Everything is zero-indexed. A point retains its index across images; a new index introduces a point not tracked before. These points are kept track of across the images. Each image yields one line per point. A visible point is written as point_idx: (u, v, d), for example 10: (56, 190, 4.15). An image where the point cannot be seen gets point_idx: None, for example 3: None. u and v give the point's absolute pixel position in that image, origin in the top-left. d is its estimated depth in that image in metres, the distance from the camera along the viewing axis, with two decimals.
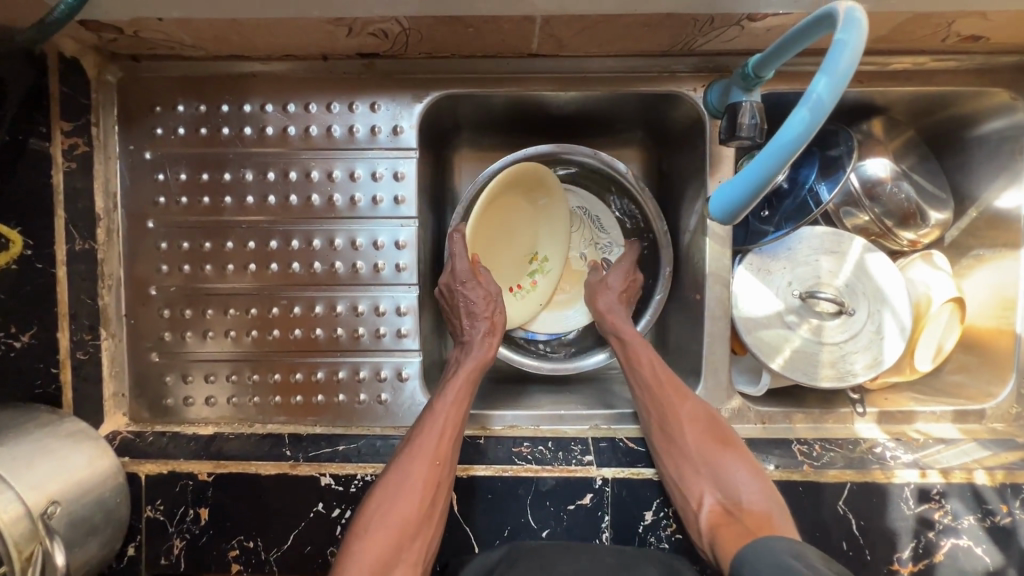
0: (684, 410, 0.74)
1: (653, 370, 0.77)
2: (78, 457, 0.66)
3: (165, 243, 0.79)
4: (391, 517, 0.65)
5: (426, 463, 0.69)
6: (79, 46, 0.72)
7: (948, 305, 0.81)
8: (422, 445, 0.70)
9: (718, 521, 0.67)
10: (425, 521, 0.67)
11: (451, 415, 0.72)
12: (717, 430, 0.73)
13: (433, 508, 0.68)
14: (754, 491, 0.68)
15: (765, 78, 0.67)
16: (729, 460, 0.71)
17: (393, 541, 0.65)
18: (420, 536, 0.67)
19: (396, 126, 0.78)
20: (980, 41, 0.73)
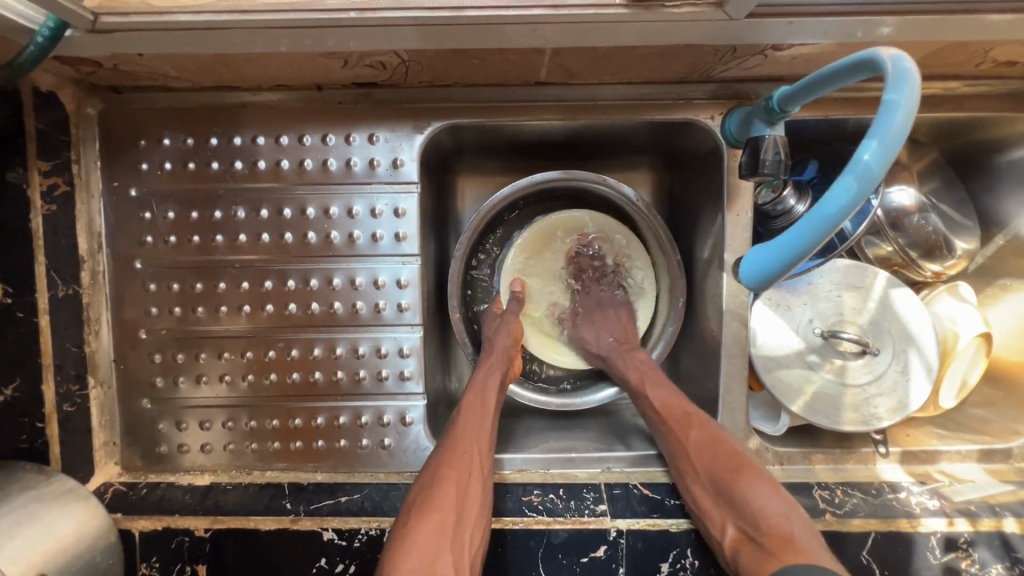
0: (694, 435, 0.70)
1: (663, 400, 0.74)
2: (65, 521, 0.62)
3: (154, 284, 0.75)
4: (429, 514, 0.61)
5: (458, 460, 0.67)
6: (56, 79, 0.67)
7: (975, 340, 0.78)
8: (456, 443, 0.69)
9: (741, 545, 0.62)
10: (466, 515, 0.63)
11: (474, 415, 0.72)
12: (733, 448, 0.68)
13: (470, 503, 0.64)
14: (771, 507, 0.61)
15: (790, 112, 0.62)
16: (750, 480, 0.64)
17: (434, 539, 0.59)
18: (463, 533, 0.61)
19: (395, 159, 0.74)
20: (1016, 66, 0.68)
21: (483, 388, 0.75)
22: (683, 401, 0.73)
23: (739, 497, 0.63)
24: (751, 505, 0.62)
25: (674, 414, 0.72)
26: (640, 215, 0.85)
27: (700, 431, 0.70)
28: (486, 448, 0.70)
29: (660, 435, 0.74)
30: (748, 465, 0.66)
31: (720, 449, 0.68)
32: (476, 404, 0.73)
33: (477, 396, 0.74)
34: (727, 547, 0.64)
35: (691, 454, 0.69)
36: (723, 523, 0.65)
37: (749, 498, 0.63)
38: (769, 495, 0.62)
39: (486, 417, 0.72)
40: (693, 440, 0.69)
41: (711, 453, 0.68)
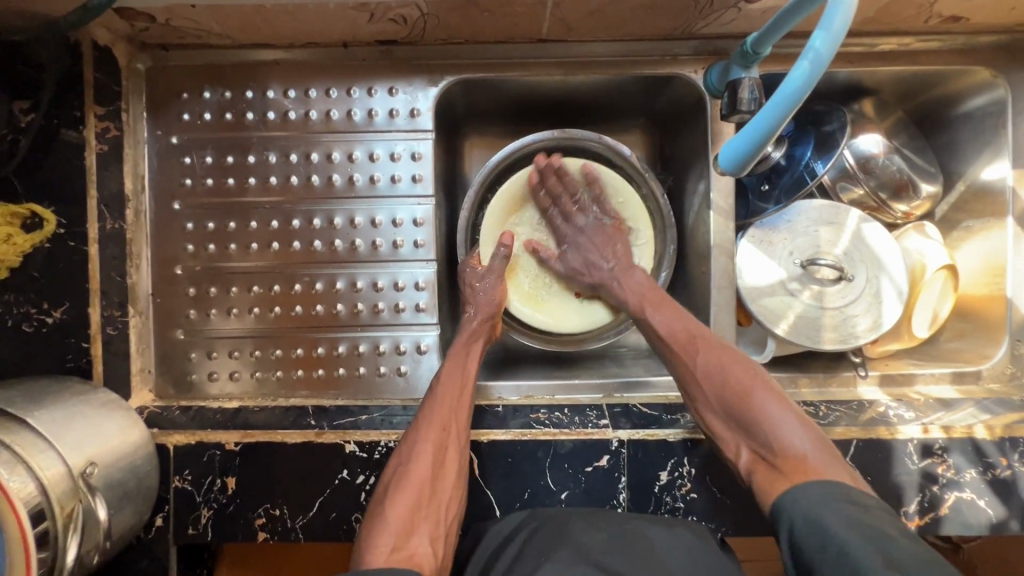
0: (701, 358, 0.71)
1: (667, 326, 0.75)
2: (111, 425, 0.67)
3: (191, 224, 0.82)
4: (407, 485, 0.66)
5: (435, 431, 0.70)
6: (113, 35, 0.76)
7: (941, 272, 0.85)
8: (434, 415, 0.72)
9: (756, 466, 0.64)
10: (442, 484, 0.67)
11: (452, 381, 0.76)
12: (749, 370, 0.68)
13: (447, 471, 0.68)
14: (791, 432, 0.62)
15: (763, 55, 0.71)
16: (766, 400, 0.65)
17: (411, 507, 0.64)
18: (439, 500, 0.66)
19: (413, 109, 0.82)
20: (959, 21, 0.78)
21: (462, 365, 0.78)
22: (689, 322, 0.74)
23: (756, 416, 0.65)
24: (768, 425, 0.64)
25: (684, 340, 0.73)
26: (634, 171, 0.92)
27: (709, 355, 0.70)
28: (464, 417, 0.73)
29: (665, 358, 0.75)
30: (757, 387, 0.67)
31: (730, 371, 0.68)
32: (453, 382, 0.75)
33: (458, 366, 0.78)
34: (744, 467, 0.66)
35: (700, 380, 0.70)
36: (738, 446, 0.67)
37: (762, 417, 0.65)
38: (786, 414, 0.64)
39: (464, 388, 0.75)
40: (700, 367, 0.70)
41: (720, 376, 0.69)
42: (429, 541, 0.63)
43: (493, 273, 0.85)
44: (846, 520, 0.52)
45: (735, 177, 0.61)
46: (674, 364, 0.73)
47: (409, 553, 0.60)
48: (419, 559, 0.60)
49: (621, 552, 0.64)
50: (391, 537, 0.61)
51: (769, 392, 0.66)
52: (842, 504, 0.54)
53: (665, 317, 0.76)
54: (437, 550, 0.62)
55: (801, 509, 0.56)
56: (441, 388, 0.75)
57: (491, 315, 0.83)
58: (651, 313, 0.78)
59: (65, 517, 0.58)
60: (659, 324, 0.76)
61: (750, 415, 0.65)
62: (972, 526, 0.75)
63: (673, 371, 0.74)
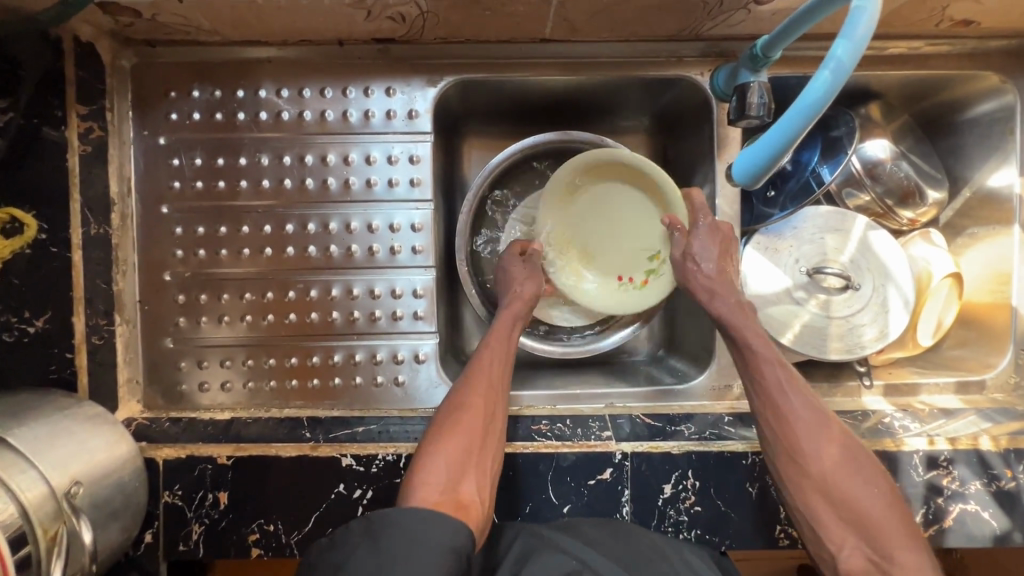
0: (832, 447, 0.63)
1: (799, 401, 0.65)
2: (97, 440, 0.65)
3: (180, 228, 0.79)
4: (457, 433, 0.64)
5: (482, 389, 0.68)
6: (96, 31, 0.72)
7: (947, 280, 0.84)
8: (480, 369, 0.70)
9: (861, 573, 0.58)
10: (490, 437, 0.66)
11: (499, 349, 0.73)
12: (869, 468, 0.62)
13: (494, 425, 0.67)
14: (913, 552, 0.56)
15: (773, 58, 0.69)
16: (885, 509, 0.60)
17: (460, 452, 0.62)
18: (486, 453, 0.64)
19: (411, 110, 0.80)
20: (971, 25, 0.76)
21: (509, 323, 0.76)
22: (807, 402, 0.65)
23: (877, 526, 0.59)
24: (890, 540, 0.58)
25: (796, 419, 0.64)
26: None
27: (837, 444, 0.63)
28: (506, 380, 0.71)
29: (773, 434, 0.65)
30: (884, 495, 0.60)
31: (851, 468, 0.62)
32: (500, 338, 0.74)
33: (501, 334, 0.75)
34: (841, 566, 0.59)
35: (816, 470, 0.62)
36: (843, 543, 0.60)
37: (881, 527, 0.59)
38: (901, 530, 0.58)
39: (508, 354, 0.73)
40: (830, 456, 0.62)
41: (843, 473, 0.61)
42: (478, 488, 0.61)
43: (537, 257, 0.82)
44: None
45: (749, 187, 0.60)
46: (779, 442, 0.65)
47: (457, 496, 0.59)
48: (467, 502, 0.58)
49: (621, 565, 0.61)
50: (442, 479, 0.60)
51: (888, 501, 0.60)
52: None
53: (786, 383, 0.66)
54: (484, 497, 0.61)
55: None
56: (488, 347, 0.73)
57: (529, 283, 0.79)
58: (764, 370, 0.67)
59: (48, 540, 0.55)
60: (783, 395, 0.65)
61: (870, 523, 0.59)
62: (976, 538, 0.74)
63: (772, 449, 0.65)
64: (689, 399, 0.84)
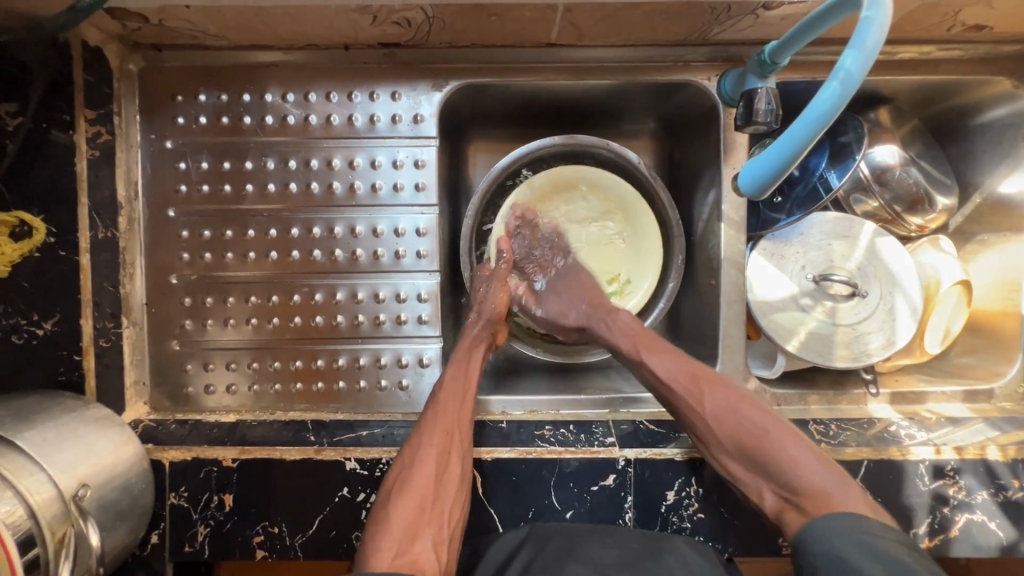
0: (719, 399, 0.69)
1: (674, 366, 0.73)
2: (104, 443, 0.65)
3: (186, 231, 0.80)
4: (411, 489, 0.65)
5: (438, 436, 0.69)
6: (104, 35, 0.73)
7: (955, 287, 0.84)
8: (437, 419, 0.70)
9: (778, 506, 0.64)
10: (447, 490, 0.66)
11: (454, 393, 0.73)
12: (758, 408, 0.68)
13: (450, 478, 0.67)
14: (813, 471, 0.62)
15: (781, 65, 0.69)
16: (779, 439, 0.66)
17: (415, 512, 0.63)
18: (443, 504, 0.65)
19: (416, 115, 0.80)
20: (983, 30, 0.75)
21: (466, 365, 0.77)
22: (692, 364, 0.72)
23: (777, 457, 0.65)
24: (787, 465, 0.64)
25: (688, 384, 0.71)
26: (642, 179, 0.90)
27: (723, 395, 0.70)
28: (467, 424, 0.72)
29: (668, 401, 0.73)
30: (772, 424, 0.67)
31: (742, 412, 0.68)
32: (453, 385, 0.74)
33: (461, 371, 0.76)
34: (767, 509, 0.65)
35: (710, 424, 0.69)
36: (759, 490, 0.66)
37: (779, 457, 0.65)
38: (802, 451, 0.64)
39: (466, 394, 0.74)
40: (721, 406, 0.69)
41: (732, 420, 0.68)
42: (433, 546, 0.61)
43: (495, 280, 0.83)
44: (868, 551, 0.53)
45: (756, 198, 0.59)
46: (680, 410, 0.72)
47: (412, 559, 0.59)
48: (423, 563, 0.59)
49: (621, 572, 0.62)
50: (394, 542, 0.60)
51: (779, 430, 0.66)
52: (858, 532, 0.55)
53: (668, 358, 0.74)
54: (441, 556, 0.61)
55: (821, 538, 0.56)
56: (445, 392, 0.73)
57: (492, 320, 0.81)
58: (648, 355, 0.75)
59: (55, 543, 0.56)
60: (668, 365, 0.73)
61: (770, 457, 0.65)
62: (982, 548, 0.74)
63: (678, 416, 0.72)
64: None
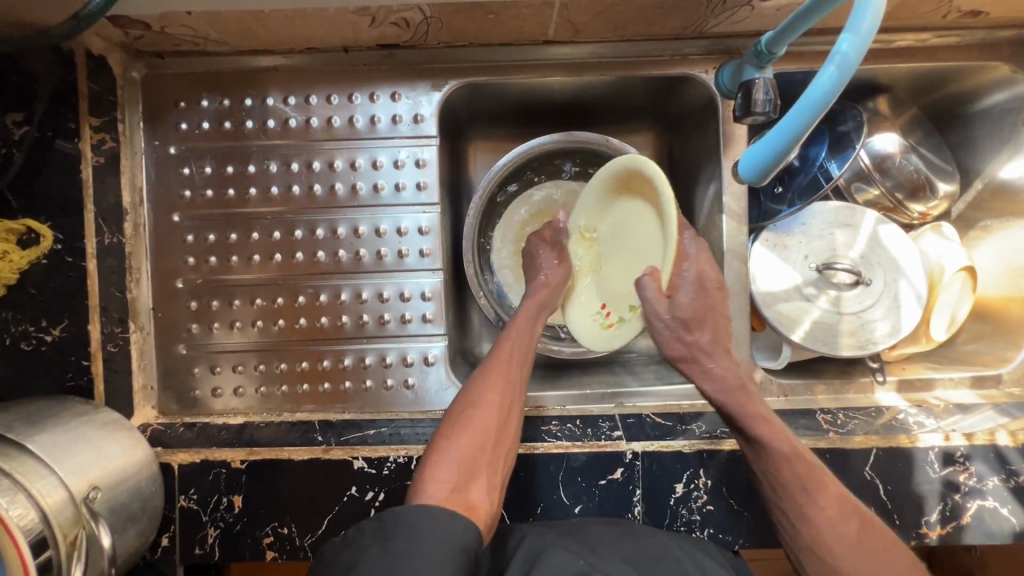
0: (824, 504, 0.60)
1: (778, 449, 0.62)
2: (113, 446, 0.66)
3: (191, 236, 0.80)
4: (470, 431, 0.62)
5: (499, 383, 0.66)
6: (107, 44, 0.74)
7: (961, 274, 0.83)
8: (496, 369, 0.68)
9: None
10: (504, 439, 0.63)
11: (517, 345, 0.71)
12: (864, 529, 0.59)
13: (504, 434, 0.64)
14: None
15: (778, 54, 0.69)
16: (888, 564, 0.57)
17: (468, 457, 0.60)
18: (499, 453, 0.62)
19: (417, 114, 0.80)
20: (979, 16, 0.76)
21: (531, 323, 0.74)
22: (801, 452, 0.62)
23: None
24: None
25: (789, 483, 0.61)
26: None
27: (829, 501, 0.60)
28: (526, 377, 0.70)
29: (766, 482, 0.64)
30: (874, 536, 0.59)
31: (836, 523, 0.59)
32: (518, 335, 0.72)
33: (525, 322, 0.74)
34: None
35: (807, 522, 0.60)
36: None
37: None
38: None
39: (528, 350, 0.72)
40: (825, 515, 0.59)
41: (834, 526, 0.59)
42: (487, 490, 0.58)
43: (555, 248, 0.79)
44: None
45: (756, 185, 0.58)
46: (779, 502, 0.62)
47: (467, 496, 0.56)
48: (475, 504, 0.56)
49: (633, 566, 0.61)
50: (451, 476, 0.58)
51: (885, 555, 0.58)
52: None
53: (774, 446, 0.63)
54: (493, 500, 0.58)
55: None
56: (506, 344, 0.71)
57: (563, 287, 0.77)
58: (759, 426, 0.64)
59: (67, 544, 0.56)
60: (774, 448, 0.62)
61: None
62: (996, 535, 0.73)
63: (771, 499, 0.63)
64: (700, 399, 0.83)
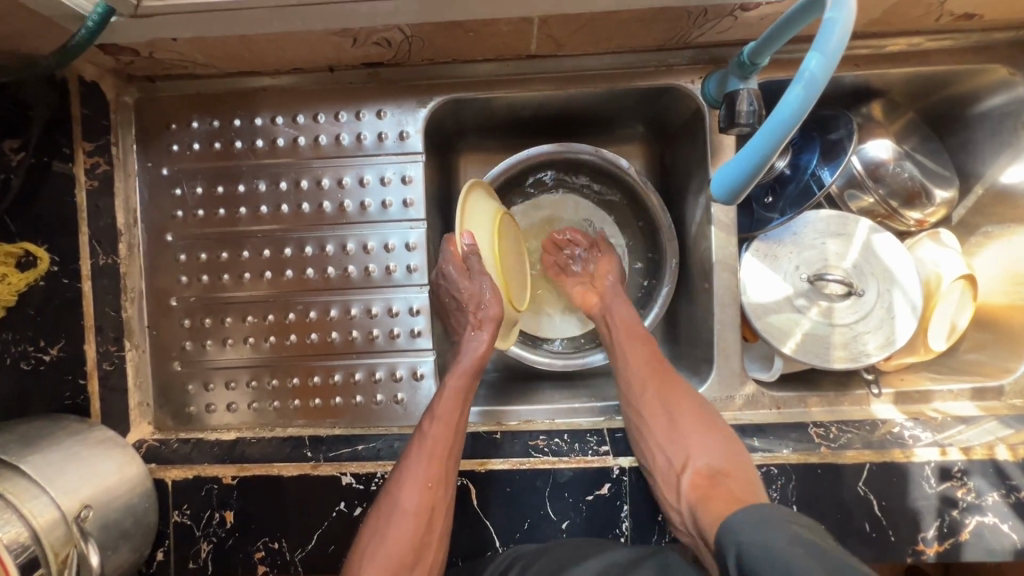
0: (682, 407, 0.74)
1: (635, 345, 0.80)
2: (107, 464, 0.68)
3: (184, 255, 0.82)
4: (389, 547, 0.65)
5: (425, 489, 0.67)
6: (99, 70, 0.76)
7: (960, 282, 0.81)
8: (420, 471, 0.67)
9: (699, 488, 0.67)
10: (428, 544, 0.67)
11: (442, 435, 0.70)
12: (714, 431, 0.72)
13: (432, 532, 0.67)
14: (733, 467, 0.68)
15: (761, 65, 0.68)
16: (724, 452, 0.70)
17: (390, 572, 0.64)
18: (422, 562, 0.66)
19: (402, 131, 0.81)
20: (973, 19, 0.74)
21: (459, 401, 0.73)
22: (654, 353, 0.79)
23: (704, 447, 0.71)
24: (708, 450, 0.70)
25: (652, 395, 0.76)
26: (633, 185, 0.90)
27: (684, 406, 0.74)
28: (453, 474, 0.69)
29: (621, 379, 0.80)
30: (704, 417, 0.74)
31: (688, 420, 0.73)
32: (443, 423, 0.71)
33: (452, 402, 0.73)
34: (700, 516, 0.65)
35: (651, 400, 0.76)
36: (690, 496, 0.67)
37: (730, 476, 0.67)
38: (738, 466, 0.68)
39: (456, 436, 0.71)
40: (669, 399, 0.75)
41: (670, 405, 0.75)
42: None
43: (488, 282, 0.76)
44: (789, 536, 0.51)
45: (731, 204, 0.58)
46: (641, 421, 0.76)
47: None
48: None
49: None
50: None
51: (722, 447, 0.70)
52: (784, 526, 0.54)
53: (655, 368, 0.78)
54: None
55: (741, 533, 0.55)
56: (432, 439, 0.70)
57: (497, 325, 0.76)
58: (614, 326, 0.83)
59: (58, 563, 0.57)
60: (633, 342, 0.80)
61: (700, 451, 0.71)
62: (996, 552, 0.71)
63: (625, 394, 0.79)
64: None
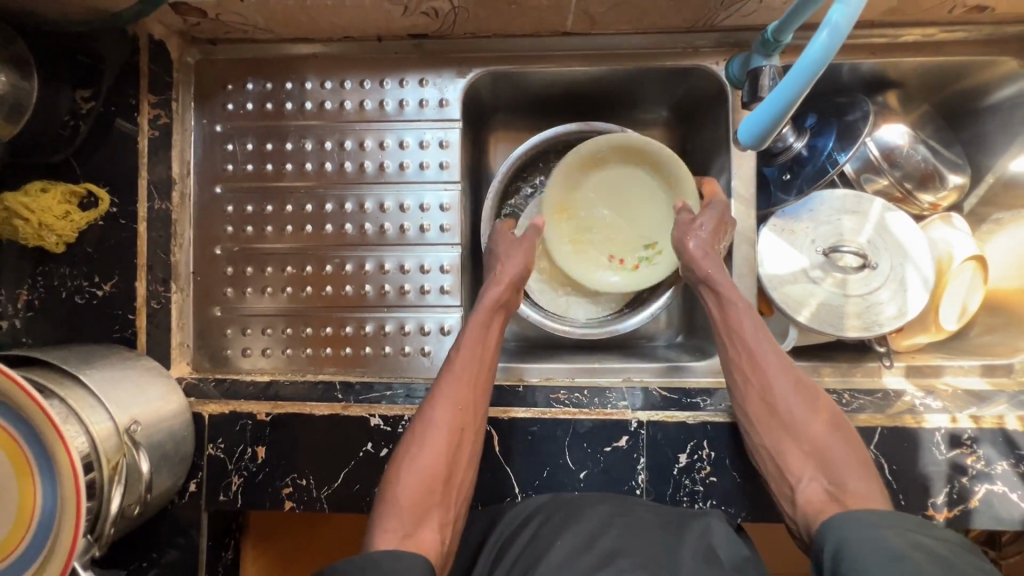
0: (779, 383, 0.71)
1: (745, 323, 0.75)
2: (154, 390, 0.71)
3: (231, 207, 0.87)
4: (420, 472, 0.67)
5: (454, 412, 0.70)
6: (167, 31, 0.82)
7: (970, 262, 0.84)
8: (450, 395, 0.71)
9: (815, 497, 0.65)
10: (456, 470, 0.69)
11: (468, 364, 0.74)
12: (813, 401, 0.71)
13: (461, 456, 0.70)
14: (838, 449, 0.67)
15: (784, 42, 0.72)
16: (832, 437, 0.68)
17: (426, 492, 0.66)
18: (452, 485, 0.68)
19: (441, 99, 0.86)
20: (984, 11, 0.78)
21: (482, 337, 0.76)
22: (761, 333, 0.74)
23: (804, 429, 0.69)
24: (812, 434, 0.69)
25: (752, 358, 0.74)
26: None
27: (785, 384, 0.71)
28: (481, 397, 0.73)
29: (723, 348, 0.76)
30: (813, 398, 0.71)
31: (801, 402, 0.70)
32: (472, 345, 0.75)
33: (475, 339, 0.76)
34: (801, 501, 0.65)
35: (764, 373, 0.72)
36: (802, 478, 0.67)
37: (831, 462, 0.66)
38: (848, 454, 0.67)
39: (482, 367, 0.75)
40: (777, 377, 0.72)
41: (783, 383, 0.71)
42: (439, 528, 0.65)
43: (519, 245, 0.82)
44: (910, 540, 0.53)
45: (756, 148, 0.64)
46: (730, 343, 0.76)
47: (420, 540, 0.62)
48: (427, 545, 0.62)
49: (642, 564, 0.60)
50: (403, 525, 0.63)
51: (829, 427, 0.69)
52: (909, 530, 0.54)
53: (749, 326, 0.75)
54: (446, 536, 0.64)
55: (854, 527, 0.56)
56: (458, 368, 0.73)
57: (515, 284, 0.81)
58: (716, 288, 0.77)
59: (110, 469, 0.61)
60: (741, 323, 0.75)
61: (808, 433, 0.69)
62: (1006, 521, 0.72)
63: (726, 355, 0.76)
64: (706, 375, 0.85)
